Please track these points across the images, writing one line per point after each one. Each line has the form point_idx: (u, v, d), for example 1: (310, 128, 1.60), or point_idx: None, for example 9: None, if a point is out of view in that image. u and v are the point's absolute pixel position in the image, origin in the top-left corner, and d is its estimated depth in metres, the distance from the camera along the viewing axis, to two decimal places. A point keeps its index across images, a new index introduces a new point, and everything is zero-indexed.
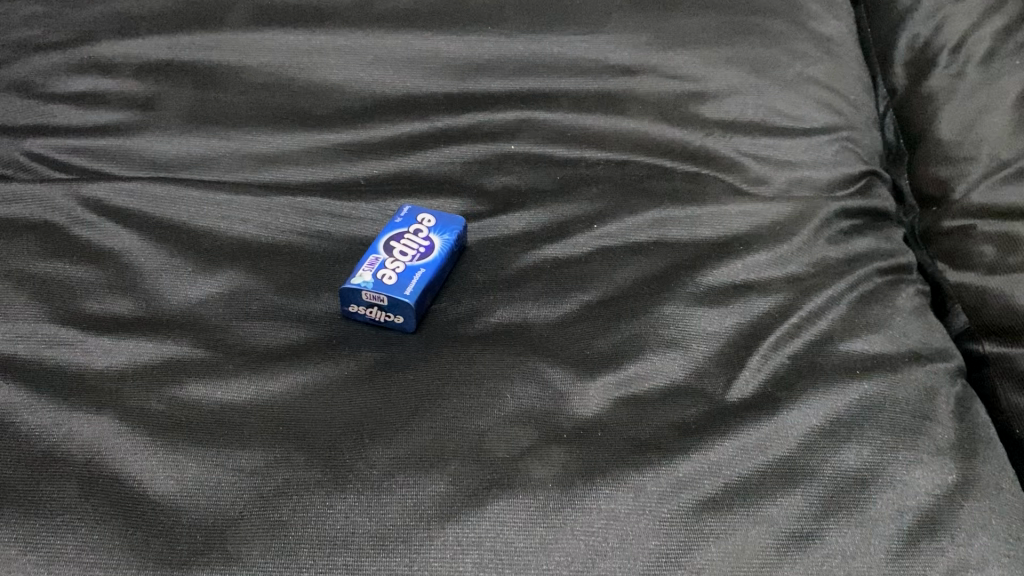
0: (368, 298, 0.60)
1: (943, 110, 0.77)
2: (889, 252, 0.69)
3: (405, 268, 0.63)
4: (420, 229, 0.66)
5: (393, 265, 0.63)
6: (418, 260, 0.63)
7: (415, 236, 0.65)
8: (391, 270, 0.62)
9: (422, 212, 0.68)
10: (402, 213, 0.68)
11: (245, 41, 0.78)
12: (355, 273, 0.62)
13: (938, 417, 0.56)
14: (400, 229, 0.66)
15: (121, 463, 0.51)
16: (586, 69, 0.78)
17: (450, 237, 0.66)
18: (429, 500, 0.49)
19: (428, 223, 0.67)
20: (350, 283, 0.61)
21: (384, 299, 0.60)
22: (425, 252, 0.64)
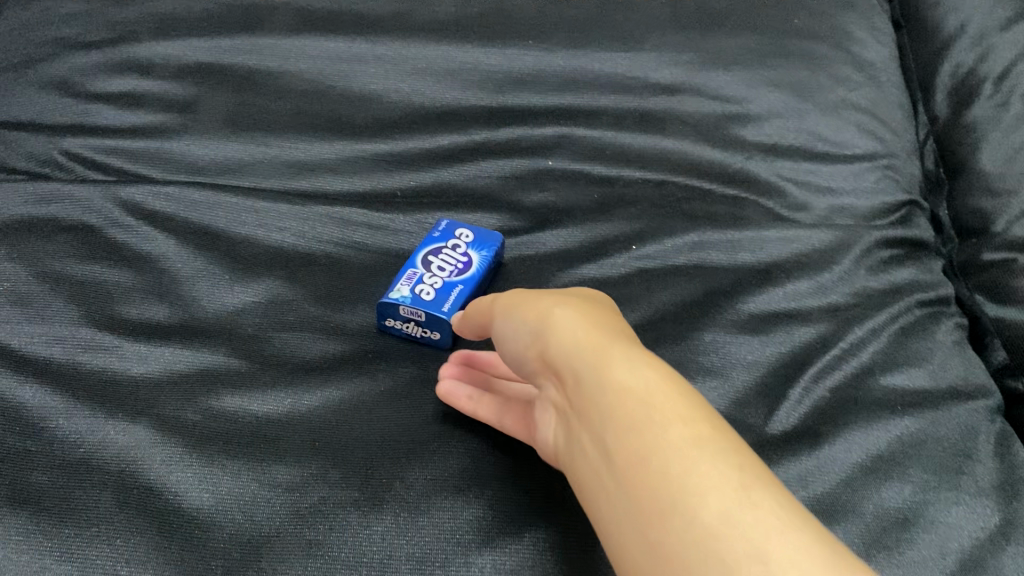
0: (406, 313, 0.60)
1: (986, 140, 0.76)
2: (929, 284, 0.68)
3: (441, 287, 0.62)
4: (458, 244, 0.66)
5: (430, 282, 0.63)
6: (454, 280, 0.63)
7: (453, 251, 0.65)
8: (426, 288, 0.62)
9: (460, 227, 0.67)
10: (440, 227, 0.68)
11: (284, 44, 0.79)
12: (391, 288, 0.61)
13: (980, 457, 0.55)
14: (438, 242, 0.66)
15: (156, 473, 0.51)
16: (626, 86, 0.78)
17: (488, 253, 0.65)
18: (466, 526, 0.48)
19: (466, 238, 0.66)
20: (389, 297, 0.60)
21: (421, 315, 0.59)
22: (463, 268, 0.64)
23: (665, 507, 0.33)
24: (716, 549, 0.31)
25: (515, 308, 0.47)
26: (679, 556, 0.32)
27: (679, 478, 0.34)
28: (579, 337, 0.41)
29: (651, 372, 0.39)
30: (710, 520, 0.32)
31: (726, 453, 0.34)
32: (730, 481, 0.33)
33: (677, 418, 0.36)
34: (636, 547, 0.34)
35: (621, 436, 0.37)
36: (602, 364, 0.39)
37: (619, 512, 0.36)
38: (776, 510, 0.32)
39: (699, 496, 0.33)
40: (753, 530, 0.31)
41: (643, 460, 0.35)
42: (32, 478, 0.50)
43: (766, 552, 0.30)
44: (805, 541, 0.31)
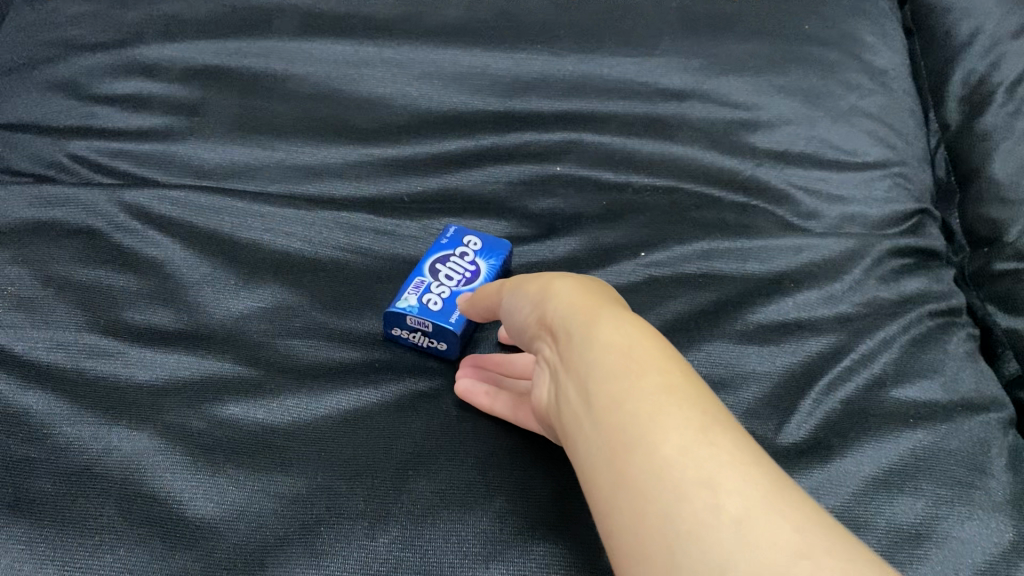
0: (412, 323, 0.59)
1: (998, 149, 0.75)
2: (941, 294, 0.68)
3: (449, 295, 0.62)
4: (466, 252, 0.65)
5: (438, 291, 0.62)
6: (462, 288, 0.63)
7: (460, 260, 0.65)
8: (434, 296, 0.61)
9: (468, 233, 0.67)
10: (448, 233, 0.67)
11: (292, 48, 0.78)
12: (399, 296, 0.61)
13: (993, 471, 0.55)
14: (447, 248, 0.66)
15: (160, 482, 0.50)
16: (635, 91, 0.78)
17: (496, 262, 0.65)
18: (473, 538, 0.47)
19: (474, 246, 0.66)
20: (396, 306, 0.59)
21: (428, 325, 0.59)
22: (471, 277, 0.64)
23: (632, 441, 0.37)
24: (671, 477, 0.34)
25: (527, 283, 0.50)
26: (640, 483, 0.35)
27: (645, 417, 0.37)
28: (577, 304, 0.45)
29: (635, 330, 0.42)
30: (670, 453, 0.35)
31: (692, 399, 0.37)
32: (692, 422, 0.36)
33: (651, 366, 0.39)
34: (606, 479, 0.37)
35: (600, 382, 0.40)
36: (591, 323, 0.43)
37: (594, 450, 0.39)
38: (730, 448, 0.35)
39: (662, 432, 0.36)
40: (706, 461, 0.34)
41: (618, 402, 0.38)
42: (35, 487, 0.50)
43: (715, 479, 0.34)
44: (752, 473, 0.34)
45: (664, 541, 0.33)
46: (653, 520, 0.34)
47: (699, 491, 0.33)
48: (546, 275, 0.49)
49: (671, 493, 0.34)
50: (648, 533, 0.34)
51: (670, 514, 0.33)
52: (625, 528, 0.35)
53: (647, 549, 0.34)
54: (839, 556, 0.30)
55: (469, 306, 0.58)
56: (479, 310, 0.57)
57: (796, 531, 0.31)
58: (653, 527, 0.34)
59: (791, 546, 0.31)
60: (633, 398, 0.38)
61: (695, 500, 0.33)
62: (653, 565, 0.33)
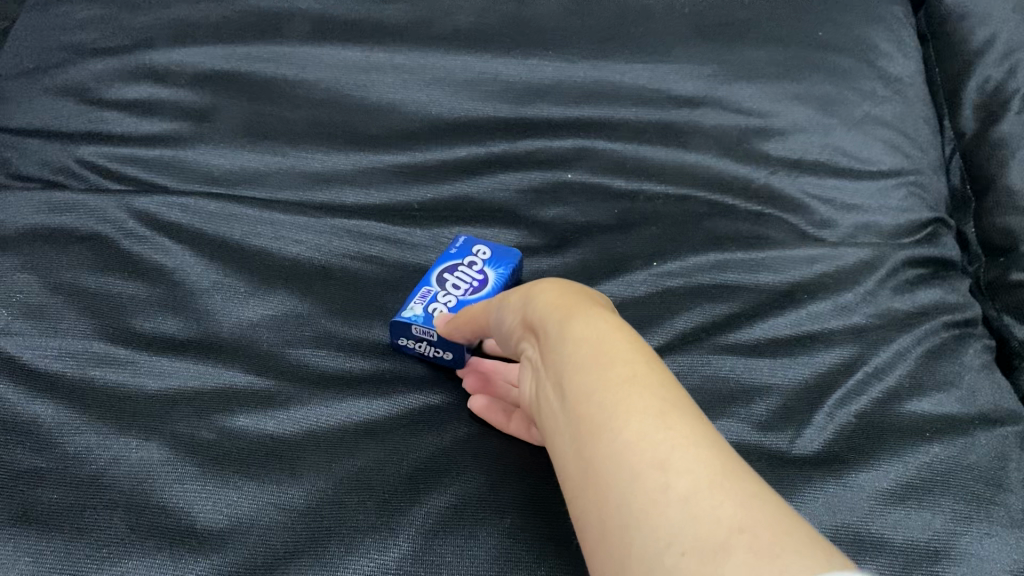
0: (417, 333, 0.59)
1: (1014, 158, 0.74)
2: (956, 304, 0.67)
3: (454, 305, 0.61)
4: (475, 261, 0.65)
5: (443, 300, 0.62)
6: (468, 297, 0.62)
7: (469, 269, 0.64)
8: (439, 305, 0.61)
9: (477, 242, 0.66)
10: (458, 243, 0.66)
11: (301, 53, 0.78)
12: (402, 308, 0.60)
13: (1011, 486, 0.54)
14: (454, 258, 0.65)
15: (169, 493, 0.50)
16: (647, 98, 0.77)
17: (505, 270, 0.64)
18: (485, 552, 0.47)
19: (483, 255, 0.65)
20: (401, 316, 0.59)
21: (433, 335, 0.58)
22: (478, 286, 0.63)
23: (596, 433, 0.36)
24: (629, 464, 0.34)
25: (510, 291, 0.50)
26: (603, 474, 0.35)
27: (608, 407, 0.37)
28: (554, 304, 0.44)
29: (605, 324, 0.41)
30: (629, 441, 0.35)
31: (656, 388, 0.37)
32: (653, 409, 0.36)
33: (618, 357, 0.39)
34: (576, 472, 0.37)
35: (569, 376, 0.40)
36: (563, 320, 0.42)
37: (566, 445, 0.39)
38: (689, 431, 0.35)
39: (623, 421, 0.36)
40: (662, 446, 0.34)
41: (585, 395, 0.38)
42: (43, 497, 0.49)
43: (668, 462, 0.33)
44: (706, 455, 0.33)
45: (622, 529, 0.33)
46: (613, 510, 0.34)
47: (654, 475, 0.33)
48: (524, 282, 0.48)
49: (628, 481, 0.34)
50: (610, 522, 0.34)
51: (627, 502, 0.33)
52: (592, 519, 0.35)
53: (609, 538, 0.34)
54: (779, 530, 0.30)
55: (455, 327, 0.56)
56: (470, 329, 0.55)
57: (742, 507, 0.31)
58: (613, 516, 0.34)
59: (733, 522, 0.30)
60: (598, 390, 0.38)
61: (648, 484, 0.33)
62: (613, 553, 0.33)
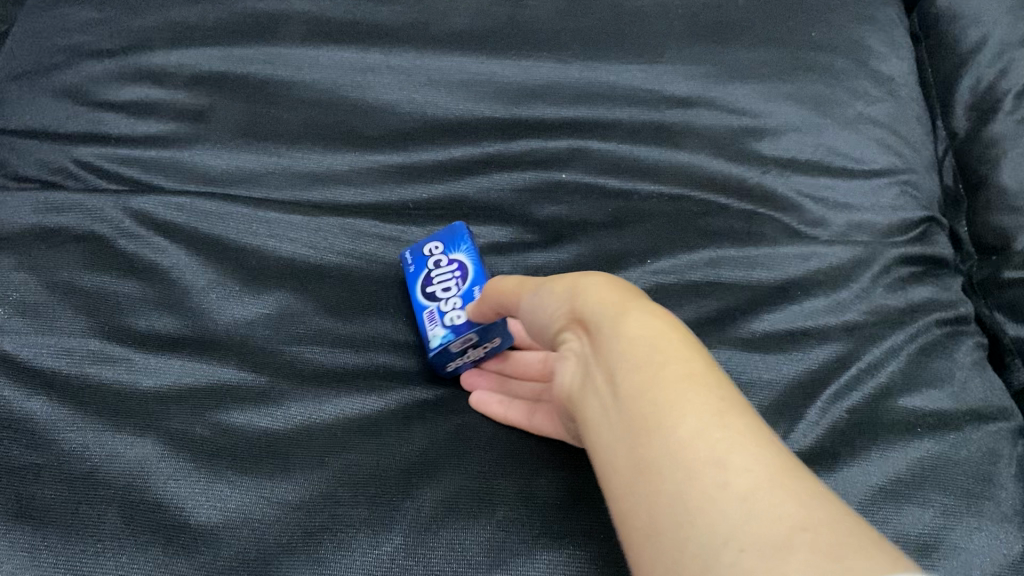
0: (458, 346, 0.60)
1: (1007, 156, 0.74)
2: (949, 302, 0.67)
3: (461, 301, 0.62)
4: (438, 257, 0.64)
5: (446, 304, 0.62)
6: (464, 283, 0.63)
7: (440, 268, 0.63)
8: (448, 311, 0.62)
9: (422, 244, 0.65)
10: (408, 259, 0.65)
11: (298, 55, 0.78)
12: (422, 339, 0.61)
13: (1001, 481, 0.54)
14: (414, 261, 0.64)
15: (163, 489, 0.50)
16: (642, 99, 0.77)
17: (468, 245, 0.65)
18: (477, 546, 0.47)
19: (439, 248, 0.65)
20: (433, 348, 0.59)
21: (473, 337, 0.60)
22: (462, 274, 0.63)
23: (650, 430, 0.37)
24: (687, 462, 0.35)
25: (553, 280, 0.50)
26: (657, 471, 0.36)
27: (664, 404, 0.37)
28: (604, 297, 0.45)
29: (660, 320, 0.42)
30: (686, 439, 0.36)
31: (713, 388, 0.38)
32: (710, 408, 0.36)
33: (673, 354, 0.39)
34: (627, 468, 0.38)
35: (621, 374, 0.40)
36: (615, 315, 0.43)
37: (616, 440, 0.40)
38: (746, 431, 0.35)
39: (680, 419, 0.37)
40: (720, 445, 0.35)
41: (638, 392, 0.39)
42: (39, 493, 0.50)
43: (726, 461, 0.34)
44: (765, 455, 0.34)
45: (676, 527, 0.34)
46: (667, 507, 0.35)
47: (712, 474, 0.34)
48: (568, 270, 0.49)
49: (686, 479, 0.35)
50: (662, 519, 0.35)
51: (684, 499, 0.34)
52: (642, 515, 0.36)
53: (661, 535, 0.35)
54: (842, 531, 0.30)
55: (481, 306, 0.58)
56: (494, 308, 0.56)
57: (802, 508, 0.32)
58: (667, 513, 0.35)
59: (796, 520, 0.31)
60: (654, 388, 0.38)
61: (706, 483, 0.34)
62: (664, 550, 0.34)
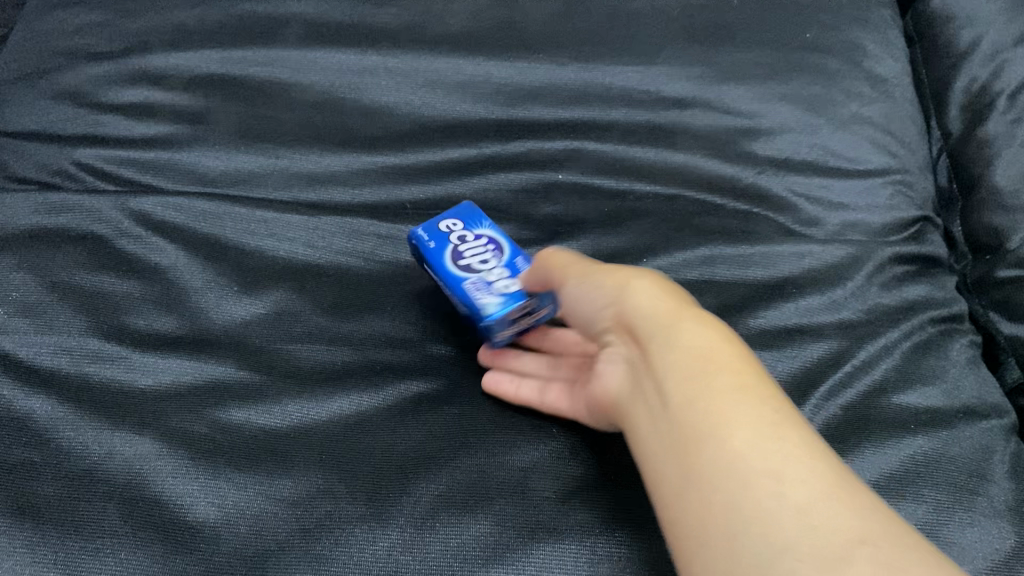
0: (516, 312, 0.61)
1: (1000, 156, 0.75)
2: (943, 300, 0.68)
3: (505, 270, 0.63)
4: (462, 234, 0.65)
5: (490, 275, 0.63)
6: (502, 257, 0.64)
7: (469, 244, 0.64)
8: (494, 281, 0.62)
9: (439, 222, 0.66)
10: (424, 235, 0.65)
11: (295, 57, 0.79)
12: (476, 306, 0.60)
13: (994, 476, 0.55)
14: (442, 242, 0.64)
15: (162, 486, 0.51)
16: (638, 100, 0.78)
17: (489, 225, 0.66)
18: (474, 542, 0.48)
19: (460, 226, 0.66)
20: (494, 313, 0.60)
21: (532, 303, 0.61)
22: (495, 250, 0.65)
23: (704, 437, 0.42)
24: (741, 468, 0.40)
25: (602, 273, 0.54)
26: (711, 475, 0.41)
27: (720, 414, 0.42)
28: (659, 305, 0.50)
29: (712, 334, 0.47)
30: (743, 449, 0.41)
31: (764, 401, 0.43)
32: (764, 420, 0.42)
33: (727, 367, 0.45)
34: (677, 469, 0.43)
35: (674, 382, 0.45)
36: (670, 325, 0.48)
37: (664, 441, 0.44)
38: (800, 445, 0.41)
39: (735, 429, 0.42)
40: (776, 458, 0.40)
41: (694, 400, 0.44)
42: (38, 490, 0.50)
43: (781, 472, 0.39)
44: (820, 470, 0.40)
45: (732, 531, 0.39)
46: (721, 510, 0.40)
47: (770, 484, 0.39)
48: (619, 269, 0.53)
49: (740, 485, 0.40)
50: (717, 521, 0.39)
51: (740, 505, 0.39)
52: (692, 515, 0.41)
53: (714, 535, 0.39)
54: (894, 546, 0.36)
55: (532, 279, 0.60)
56: (543, 280, 0.59)
57: (856, 521, 0.37)
58: (720, 514, 0.40)
59: (851, 534, 0.37)
60: (710, 400, 0.43)
61: (765, 492, 0.39)
62: (718, 550, 0.39)
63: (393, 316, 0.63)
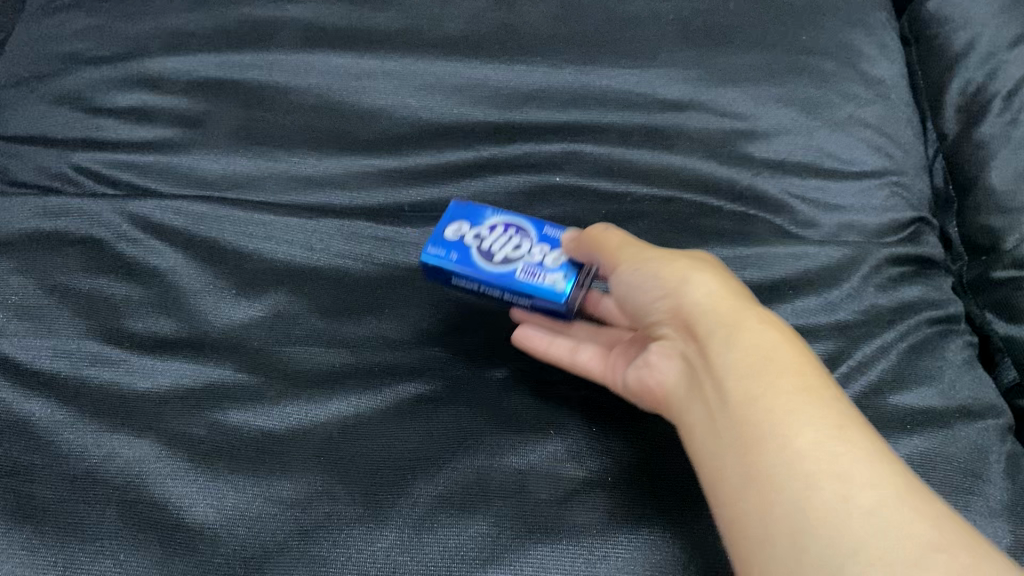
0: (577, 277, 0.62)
1: (996, 157, 0.75)
2: (939, 301, 0.68)
3: (542, 244, 0.63)
4: (476, 232, 0.64)
5: (531, 254, 0.63)
6: (528, 232, 0.64)
7: (490, 238, 0.64)
8: (541, 258, 0.62)
9: (443, 231, 0.64)
10: (435, 247, 0.63)
11: (293, 61, 0.79)
12: (546, 288, 0.61)
13: (990, 477, 0.55)
14: (465, 248, 0.63)
15: (161, 488, 0.51)
16: (635, 102, 0.78)
17: (495, 211, 0.65)
18: (471, 542, 0.48)
19: (468, 225, 0.64)
20: (563, 291, 0.61)
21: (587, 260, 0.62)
22: (516, 230, 0.64)
23: (768, 437, 0.45)
24: (808, 468, 0.44)
25: (661, 261, 0.56)
26: (777, 476, 0.44)
27: (786, 416, 0.46)
28: (720, 304, 0.52)
29: (774, 334, 0.50)
30: (807, 453, 0.44)
31: (824, 404, 0.46)
32: (829, 422, 0.45)
33: (791, 368, 0.48)
34: (738, 468, 0.46)
35: (737, 381, 0.48)
36: (732, 324, 0.51)
37: (724, 436, 0.47)
38: (862, 447, 0.44)
39: (799, 433, 0.45)
40: (841, 462, 0.43)
41: (756, 401, 0.47)
42: (38, 493, 0.50)
43: (847, 474, 0.43)
44: (883, 471, 0.43)
45: (797, 532, 0.42)
46: (786, 512, 0.43)
47: (837, 489, 0.42)
48: (678, 259, 0.55)
49: (806, 484, 0.43)
50: (781, 521, 0.43)
51: (806, 508, 0.42)
52: (755, 514, 0.44)
53: (778, 534, 0.43)
54: (959, 550, 0.40)
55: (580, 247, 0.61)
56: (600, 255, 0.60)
57: (922, 527, 0.41)
58: (786, 511, 0.43)
59: (918, 538, 0.40)
60: (772, 404, 0.46)
61: (832, 496, 0.42)
62: (783, 549, 0.42)
63: (391, 317, 0.63)
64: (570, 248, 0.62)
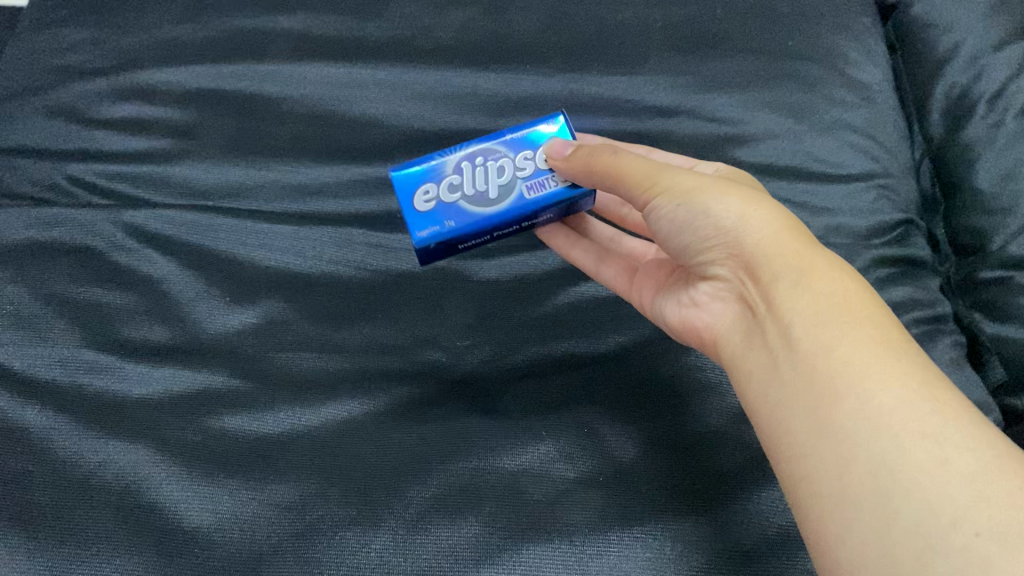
0: None
1: (980, 160, 0.76)
2: (927, 301, 0.69)
3: (520, 154, 0.68)
4: (449, 185, 0.66)
5: (522, 170, 0.67)
6: (498, 153, 0.68)
7: (469, 183, 0.66)
8: (533, 167, 0.67)
9: (416, 205, 0.65)
10: (424, 228, 0.64)
11: (284, 71, 0.80)
12: (561, 189, 0.67)
13: None
14: (455, 207, 0.65)
15: (157, 492, 0.51)
16: (623, 109, 0.79)
17: (443, 156, 0.67)
18: (464, 543, 0.49)
19: (435, 186, 0.66)
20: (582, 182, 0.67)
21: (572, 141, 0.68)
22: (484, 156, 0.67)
23: (847, 392, 0.47)
24: (893, 426, 0.45)
25: (714, 195, 0.57)
26: (857, 434, 0.45)
27: (867, 372, 0.47)
28: (787, 254, 0.54)
29: (853, 293, 0.52)
30: (890, 409, 0.45)
31: (906, 363, 0.48)
32: (913, 383, 0.46)
33: (870, 327, 0.50)
34: (811, 424, 0.48)
35: (814, 337, 0.50)
36: (805, 279, 0.53)
37: (801, 392, 0.49)
38: (952, 410, 0.45)
39: (881, 390, 0.46)
40: (929, 423, 0.44)
41: (830, 355, 0.49)
42: (33, 499, 0.51)
43: (937, 435, 0.44)
44: (975, 435, 0.44)
45: (885, 492, 0.43)
46: (870, 471, 0.44)
47: (928, 449, 0.43)
48: (729, 196, 0.57)
49: (892, 442, 0.44)
50: (865, 480, 0.44)
51: (895, 466, 0.44)
52: (833, 476, 0.45)
53: (863, 493, 0.44)
54: None
55: (582, 169, 0.62)
56: (619, 186, 0.61)
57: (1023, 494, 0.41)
58: (868, 472, 0.44)
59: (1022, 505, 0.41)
60: (848, 359, 0.48)
61: (924, 459, 0.43)
62: (869, 508, 0.43)
63: (385, 323, 0.64)
64: (559, 155, 0.65)
